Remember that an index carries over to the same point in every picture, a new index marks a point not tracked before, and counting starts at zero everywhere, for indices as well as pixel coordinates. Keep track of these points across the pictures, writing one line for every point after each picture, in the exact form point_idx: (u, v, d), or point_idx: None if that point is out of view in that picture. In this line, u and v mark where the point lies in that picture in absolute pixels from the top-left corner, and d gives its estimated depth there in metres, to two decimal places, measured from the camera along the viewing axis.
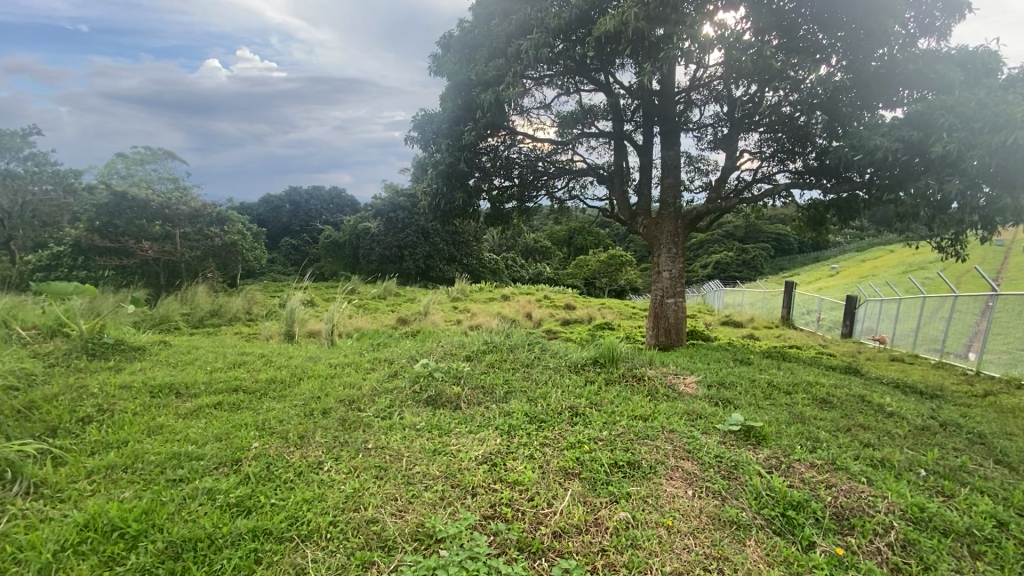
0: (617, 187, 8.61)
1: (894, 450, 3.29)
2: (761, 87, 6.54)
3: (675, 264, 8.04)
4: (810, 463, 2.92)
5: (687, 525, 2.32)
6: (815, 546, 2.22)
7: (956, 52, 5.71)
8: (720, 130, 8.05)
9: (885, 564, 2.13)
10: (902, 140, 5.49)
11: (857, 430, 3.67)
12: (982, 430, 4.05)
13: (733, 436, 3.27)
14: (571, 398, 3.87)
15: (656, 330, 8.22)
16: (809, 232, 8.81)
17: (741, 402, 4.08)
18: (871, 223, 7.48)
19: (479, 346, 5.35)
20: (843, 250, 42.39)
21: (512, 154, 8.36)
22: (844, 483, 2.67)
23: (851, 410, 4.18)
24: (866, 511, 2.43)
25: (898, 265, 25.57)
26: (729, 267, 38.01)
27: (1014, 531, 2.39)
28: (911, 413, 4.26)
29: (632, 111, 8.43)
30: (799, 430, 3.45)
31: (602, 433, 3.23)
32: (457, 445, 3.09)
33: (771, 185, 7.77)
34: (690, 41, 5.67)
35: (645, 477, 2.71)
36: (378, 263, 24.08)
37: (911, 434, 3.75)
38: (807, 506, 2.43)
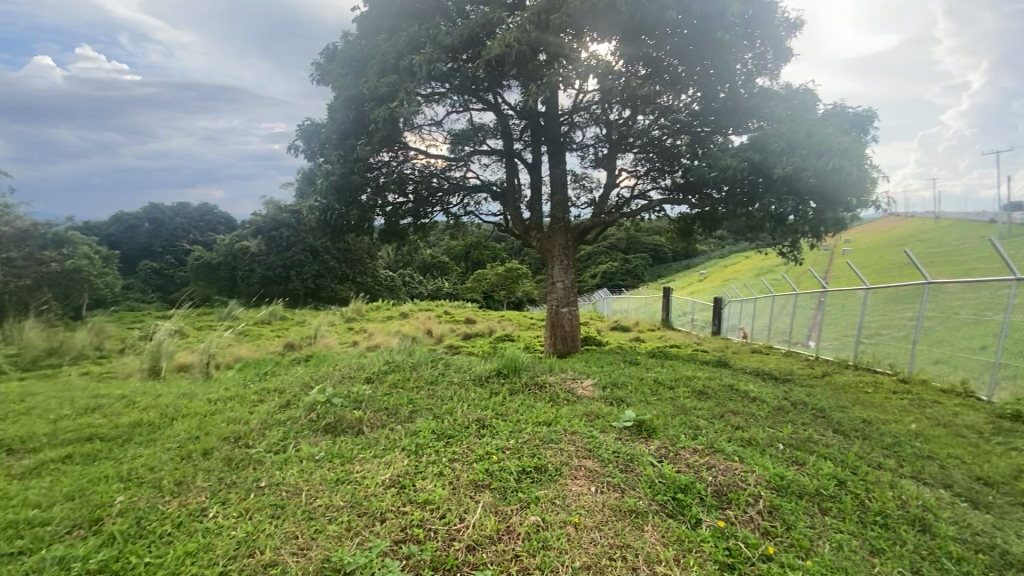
0: (510, 204, 8.90)
1: (757, 429, 3.79)
2: (634, 112, 7.24)
3: (568, 275, 8.50)
4: (693, 448, 3.25)
5: (592, 519, 2.46)
6: (700, 523, 2.47)
7: (784, 91, 6.80)
8: (601, 150, 8.71)
9: (757, 530, 2.44)
10: (748, 164, 6.38)
11: (729, 415, 4.16)
12: (822, 406, 4.81)
13: (628, 431, 3.53)
14: (476, 411, 3.91)
15: (554, 340, 8.58)
16: (680, 243, 9.83)
17: (632, 400, 4.42)
18: (729, 234, 8.54)
19: (380, 366, 5.18)
20: (707, 257, 47.81)
21: (405, 170, 8.27)
22: (722, 463, 3.01)
23: (723, 398, 4.74)
24: (739, 485, 2.76)
25: (752, 269, 29.42)
26: (615, 276, 40.92)
27: (850, 487, 2.88)
28: (769, 396, 4.95)
29: (521, 130, 8.81)
30: (682, 420, 3.83)
31: (509, 442, 3.31)
32: (362, 471, 2.96)
33: (646, 201, 8.56)
34: (569, 68, 6.11)
35: (551, 479, 2.83)
36: (260, 285, 22.18)
37: (770, 414, 4.35)
38: (692, 488, 2.71)
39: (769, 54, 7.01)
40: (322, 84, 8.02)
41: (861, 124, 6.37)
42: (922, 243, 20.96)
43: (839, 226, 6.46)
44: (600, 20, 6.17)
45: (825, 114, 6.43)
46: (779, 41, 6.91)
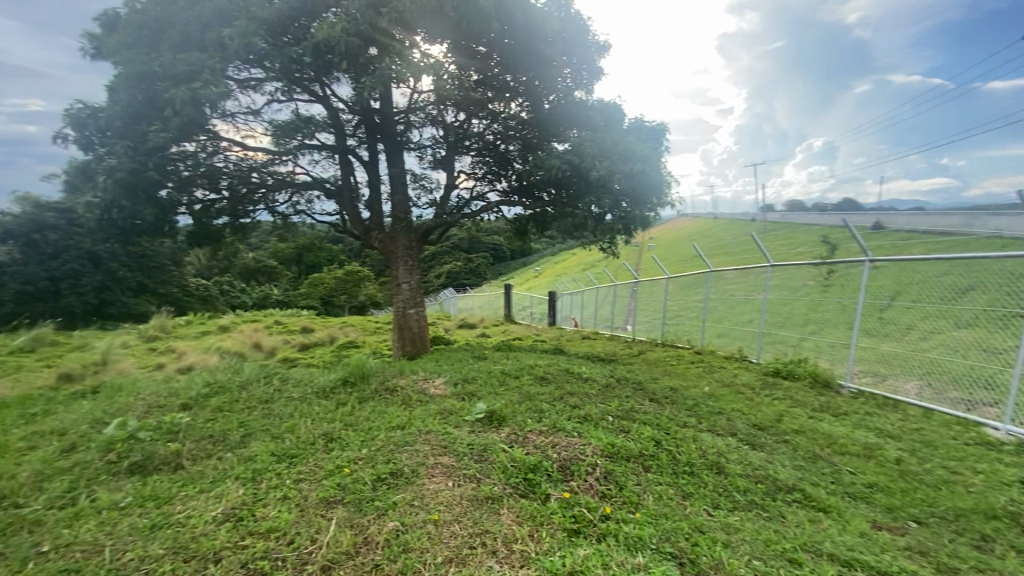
0: (347, 203, 8.46)
1: (591, 406, 4.26)
2: (468, 116, 7.48)
3: (413, 276, 8.42)
4: (539, 430, 3.51)
5: (451, 514, 2.51)
6: (549, 497, 2.69)
7: (597, 104, 7.68)
8: (438, 151, 8.80)
9: (596, 494, 2.75)
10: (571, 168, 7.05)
11: (567, 396, 4.60)
12: (640, 379, 5.60)
13: (479, 423, 3.68)
14: (322, 425, 3.67)
15: (402, 342, 8.43)
16: (517, 242, 10.43)
17: (481, 393, 4.60)
18: (559, 232, 9.34)
19: (200, 390, 4.51)
20: (541, 254, 51.52)
21: (218, 162, 7.30)
22: (564, 441, 3.31)
23: (562, 381, 5.21)
24: (580, 457, 3.08)
25: (579, 264, 32.57)
26: (458, 276, 41.64)
27: (665, 445, 3.42)
28: (599, 376, 5.58)
29: (354, 126, 8.44)
30: (528, 406, 4.11)
31: (361, 451, 3.18)
32: (185, 511, 2.56)
33: (485, 202, 8.90)
34: (401, 64, 6.04)
35: (408, 482, 2.80)
36: (15, 306, 16.95)
37: (601, 391, 4.93)
38: (540, 467, 2.94)
39: (585, 72, 7.79)
40: (98, 56, 6.63)
41: (658, 137, 7.51)
42: (705, 238, 25.55)
43: (645, 224, 7.55)
44: (431, 21, 6.23)
45: (630, 126, 7.44)
46: (593, 60, 7.69)
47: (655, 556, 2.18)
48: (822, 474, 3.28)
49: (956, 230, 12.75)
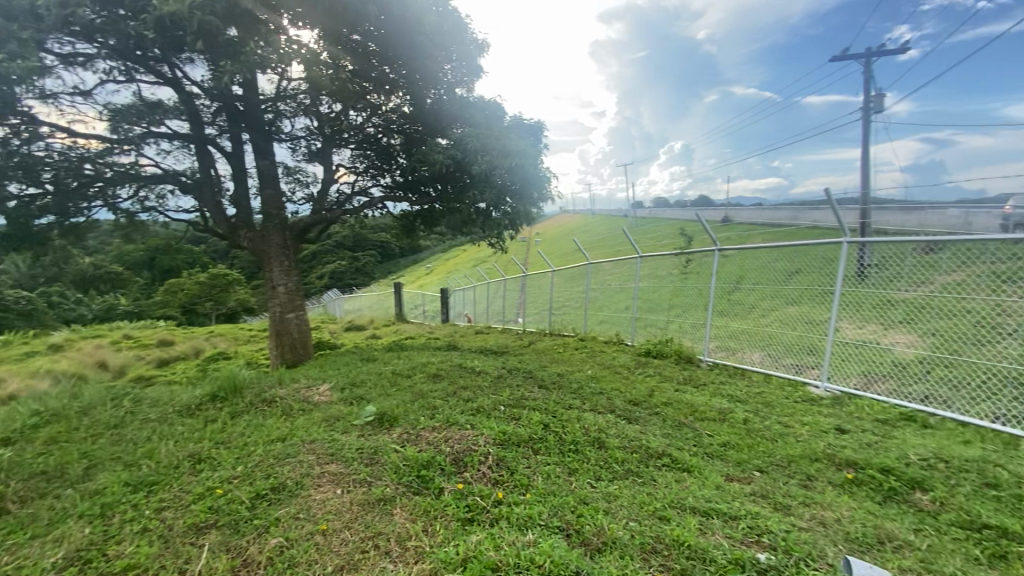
0: (208, 198, 7.63)
1: (483, 397, 4.36)
2: (345, 107, 7.15)
3: (290, 277, 7.87)
4: (432, 427, 3.51)
5: (341, 521, 2.42)
6: (442, 490, 2.72)
7: (479, 101, 7.80)
8: (313, 143, 8.29)
9: (488, 481, 2.83)
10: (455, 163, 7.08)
11: (459, 390, 4.64)
12: (529, 368, 5.84)
13: (369, 426, 3.58)
14: (188, 446, 3.31)
15: (281, 349, 7.85)
16: (405, 239, 10.22)
17: (371, 395, 4.46)
18: (447, 228, 9.33)
19: (24, 422, 3.80)
20: (431, 251, 50.93)
21: (36, 150, 6.15)
22: (456, 434, 3.35)
23: (454, 377, 5.25)
24: (472, 448, 3.15)
25: (470, 260, 32.79)
26: (344, 276, 39.59)
27: (552, 428, 3.62)
28: (490, 368, 5.72)
29: (213, 114, 7.62)
30: (420, 404, 4.09)
31: (236, 469, 2.93)
32: (10, 564, 2.16)
33: (368, 198, 8.59)
34: (266, 47, 5.60)
35: (292, 495, 2.64)
36: None
37: (492, 383, 5.05)
38: (433, 462, 2.95)
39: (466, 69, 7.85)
40: None
41: (537, 135, 7.84)
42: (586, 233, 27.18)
43: (529, 219, 7.85)
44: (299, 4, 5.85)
45: (510, 124, 7.66)
46: (472, 58, 7.76)
47: (544, 532, 2.31)
48: (686, 439, 3.71)
49: (785, 222, 15.05)
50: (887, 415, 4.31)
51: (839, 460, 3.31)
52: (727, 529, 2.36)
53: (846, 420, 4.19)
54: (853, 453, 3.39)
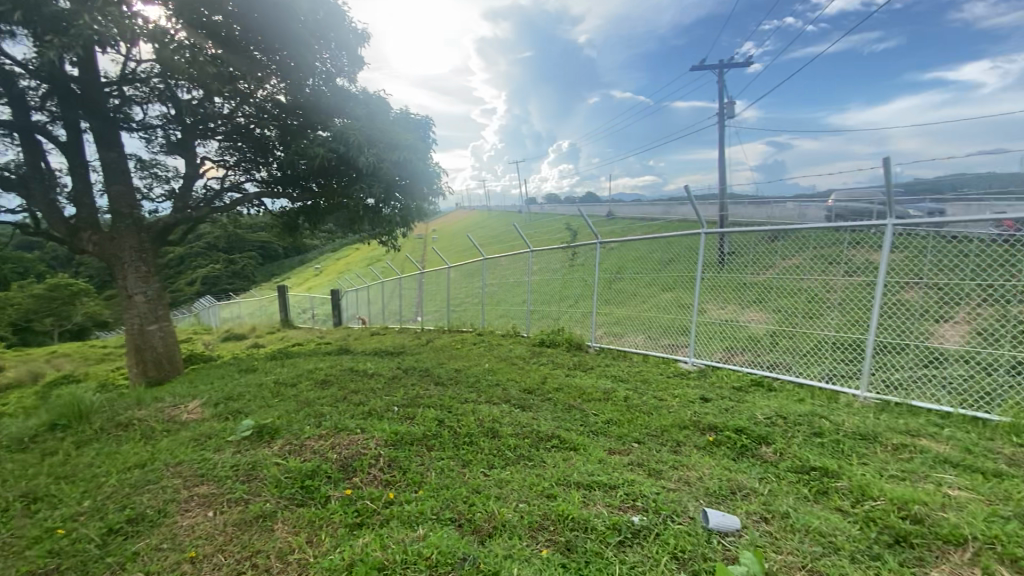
0: (37, 196, 6.49)
1: (376, 399, 4.24)
2: (208, 94, 6.49)
3: (150, 284, 6.98)
4: (318, 434, 3.34)
5: (213, 545, 2.22)
6: (329, 498, 2.61)
7: (361, 93, 7.52)
8: (172, 133, 7.42)
9: (379, 483, 2.77)
10: (338, 157, 6.75)
11: (351, 395, 4.47)
12: (426, 366, 5.78)
13: (248, 441, 3.31)
14: (17, 486, 2.81)
15: (142, 366, 6.93)
16: (288, 239, 9.55)
17: (251, 408, 4.12)
18: (333, 226, 8.88)
19: None
20: (321, 251, 48.04)
21: None
22: (345, 439, 3.23)
23: (345, 381, 5.03)
24: (362, 452, 3.06)
25: (363, 260, 31.48)
26: (219, 281, 35.88)
27: (446, 423, 3.63)
28: (384, 369, 5.56)
29: (38, 96, 6.49)
30: (307, 412, 3.86)
31: (82, 505, 2.55)
32: None
33: (241, 194, 7.89)
34: (104, 22, 4.89)
35: (153, 525, 2.37)
36: None
37: (386, 384, 4.93)
38: (319, 470, 2.81)
39: (345, 58, 7.50)
40: None
41: (425, 130, 7.73)
42: (482, 229, 27.41)
43: (420, 215, 7.75)
44: None
45: (395, 118, 7.49)
46: (352, 48, 7.43)
47: (434, 525, 2.32)
48: (574, 420, 3.93)
49: (660, 217, 16.47)
50: (741, 383, 4.94)
51: (704, 425, 3.72)
52: (606, 499, 2.55)
53: (709, 390, 4.72)
54: (715, 418, 3.83)
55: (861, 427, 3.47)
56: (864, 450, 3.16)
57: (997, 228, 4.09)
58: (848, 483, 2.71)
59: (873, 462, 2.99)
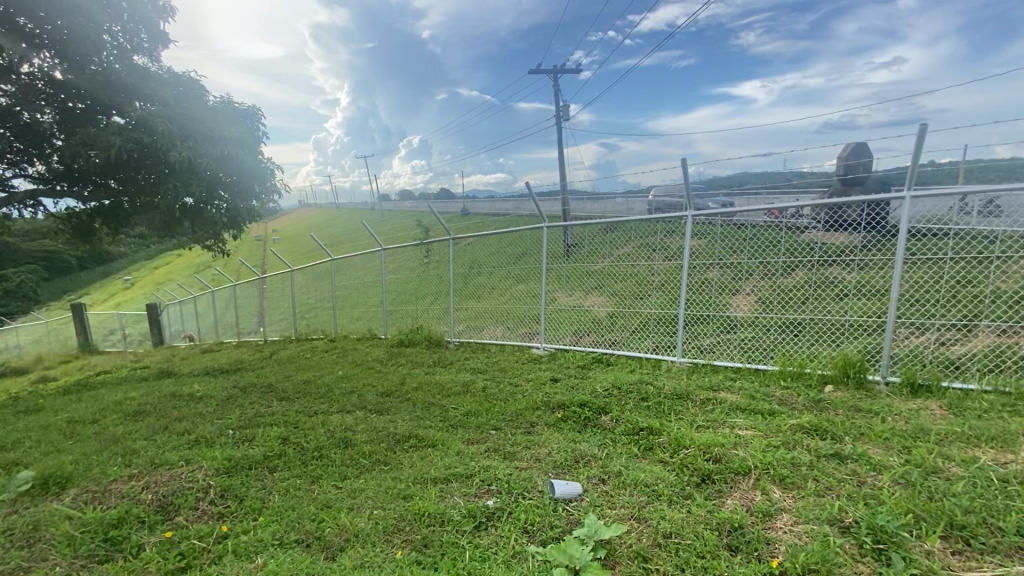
0: None
1: (206, 425, 3.75)
2: None
3: None
4: (129, 475, 2.85)
5: None
6: (144, 546, 2.24)
7: (168, 76, 6.49)
8: None
9: (210, 518, 2.47)
10: (141, 148, 5.74)
11: (174, 424, 3.88)
12: (269, 381, 5.27)
13: (28, 497, 2.69)
14: None
15: None
16: (81, 247, 7.91)
17: (32, 457, 3.35)
18: (143, 230, 7.56)
19: None
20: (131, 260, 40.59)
21: None
22: (165, 475, 2.81)
23: (167, 409, 4.36)
24: (187, 486, 2.69)
25: (189, 267, 27.41)
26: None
27: (292, 441, 3.37)
28: (217, 391, 4.93)
29: None
30: (114, 451, 3.27)
31: None
32: None
33: (5, 193, 6.28)
34: None
35: None
36: None
37: (219, 406, 4.38)
38: (129, 516, 2.41)
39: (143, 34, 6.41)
40: None
41: (252, 121, 6.99)
42: (331, 228, 25.75)
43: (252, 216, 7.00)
44: None
45: (214, 105, 6.62)
46: (150, 21, 6.35)
47: (277, 551, 2.15)
48: (432, 417, 3.93)
49: (512, 212, 17.19)
50: (586, 362, 5.40)
51: (553, 404, 4.00)
52: (462, 489, 2.61)
53: (558, 371, 5.09)
54: (562, 396, 4.14)
55: (677, 388, 4.06)
56: (680, 407, 3.70)
57: (765, 217, 5.10)
58: (667, 437, 3.15)
59: (685, 417, 3.51)
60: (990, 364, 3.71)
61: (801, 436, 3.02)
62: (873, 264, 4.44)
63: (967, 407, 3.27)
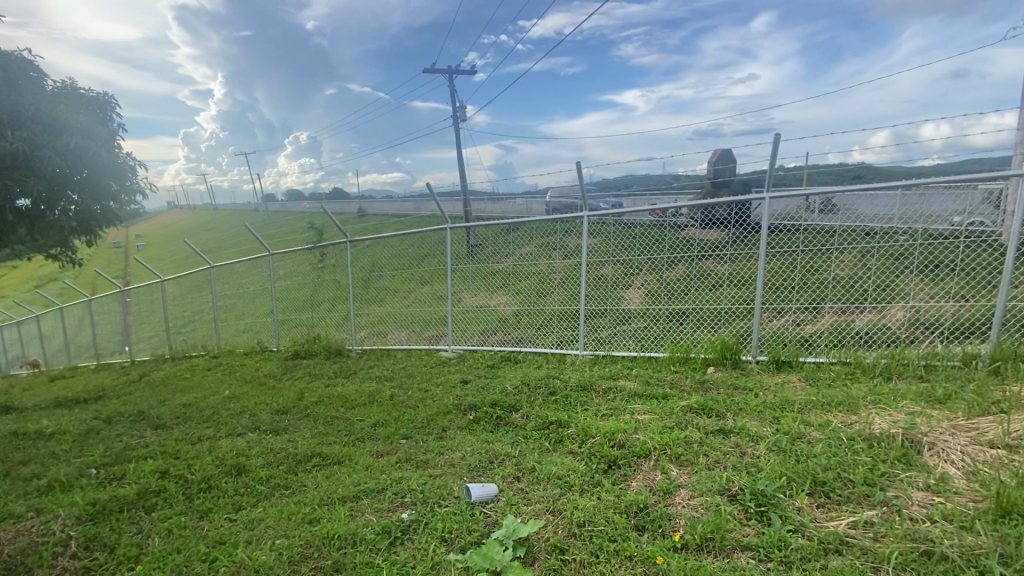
0: None
1: (60, 467, 3.20)
2: None
3: None
4: None
5: None
6: None
7: None
8: None
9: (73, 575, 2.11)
10: None
11: (17, 468, 3.27)
12: (140, 408, 4.63)
13: None
14: None
15: None
16: None
17: None
18: None
19: None
20: None
21: None
22: (8, 532, 2.36)
23: (5, 451, 3.65)
24: (40, 541, 2.28)
25: (24, 281, 23.17)
26: None
27: (173, 473, 2.99)
28: (73, 424, 4.23)
29: None
30: None
31: None
32: None
33: None
34: None
35: None
36: None
37: (76, 443, 3.75)
38: None
39: None
40: None
41: (104, 111, 6.06)
42: (208, 232, 23.26)
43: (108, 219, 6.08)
44: None
45: (52, 90, 5.61)
46: None
47: None
48: (337, 431, 3.71)
49: (411, 213, 16.82)
50: (494, 361, 5.44)
51: (464, 406, 3.98)
52: (374, 504, 2.50)
53: (467, 372, 5.08)
54: (473, 397, 4.14)
55: (581, 380, 4.25)
56: (585, 399, 3.87)
57: (651, 217, 5.52)
58: (575, 428, 3.28)
59: (590, 407, 3.69)
60: (834, 339, 4.34)
61: (692, 416, 3.31)
62: (743, 257, 4.97)
63: (819, 378, 3.82)
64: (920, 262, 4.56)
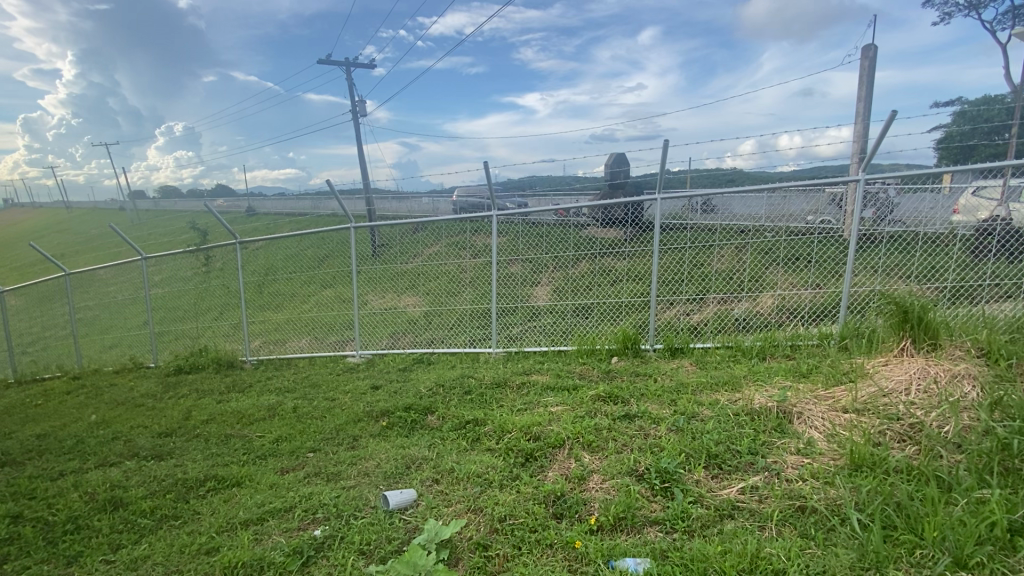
0: None
1: None
2: None
3: None
4: None
5: None
6: None
7: None
8: None
9: None
10: None
11: None
12: None
13: None
14: None
15: None
16: None
17: None
18: None
19: None
20: None
21: None
22: None
23: None
24: None
25: None
26: None
27: (28, 517, 2.56)
28: None
29: None
30: None
31: None
32: None
33: None
34: None
35: None
36: None
37: None
38: None
39: None
40: None
41: None
42: (59, 232, 20.03)
43: None
44: None
45: None
46: None
47: None
48: (233, 451, 3.39)
49: (308, 211, 15.77)
50: (406, 364, 5.31)
51: (377, 413, 3.84)
52: (281, 525, 2.33)
53: (377, 378, 4.89)
54: (385, 403, 4.00)
55: (496, 377, 4.30)
56: (500, 396, 3.91)
57: (553, 217, 5.68)
58: (491, 426, 3.31)
59: (505, 403, 3.74)
60: (718, 325, 4.84)
61: (600, 404, 3.49)
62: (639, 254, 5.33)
63: (707, 361, 4.23)
64: (785, 255, 5.19)
